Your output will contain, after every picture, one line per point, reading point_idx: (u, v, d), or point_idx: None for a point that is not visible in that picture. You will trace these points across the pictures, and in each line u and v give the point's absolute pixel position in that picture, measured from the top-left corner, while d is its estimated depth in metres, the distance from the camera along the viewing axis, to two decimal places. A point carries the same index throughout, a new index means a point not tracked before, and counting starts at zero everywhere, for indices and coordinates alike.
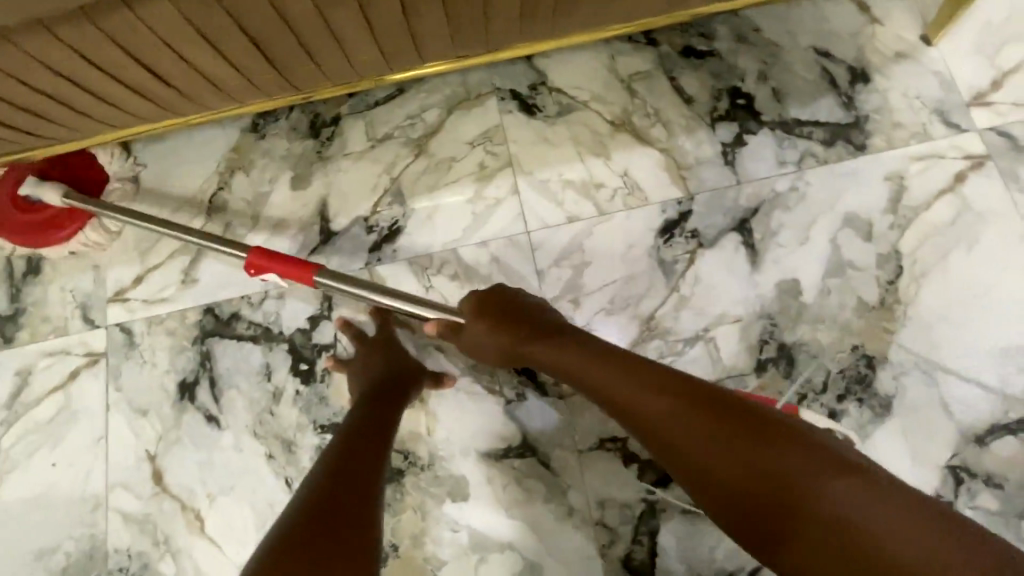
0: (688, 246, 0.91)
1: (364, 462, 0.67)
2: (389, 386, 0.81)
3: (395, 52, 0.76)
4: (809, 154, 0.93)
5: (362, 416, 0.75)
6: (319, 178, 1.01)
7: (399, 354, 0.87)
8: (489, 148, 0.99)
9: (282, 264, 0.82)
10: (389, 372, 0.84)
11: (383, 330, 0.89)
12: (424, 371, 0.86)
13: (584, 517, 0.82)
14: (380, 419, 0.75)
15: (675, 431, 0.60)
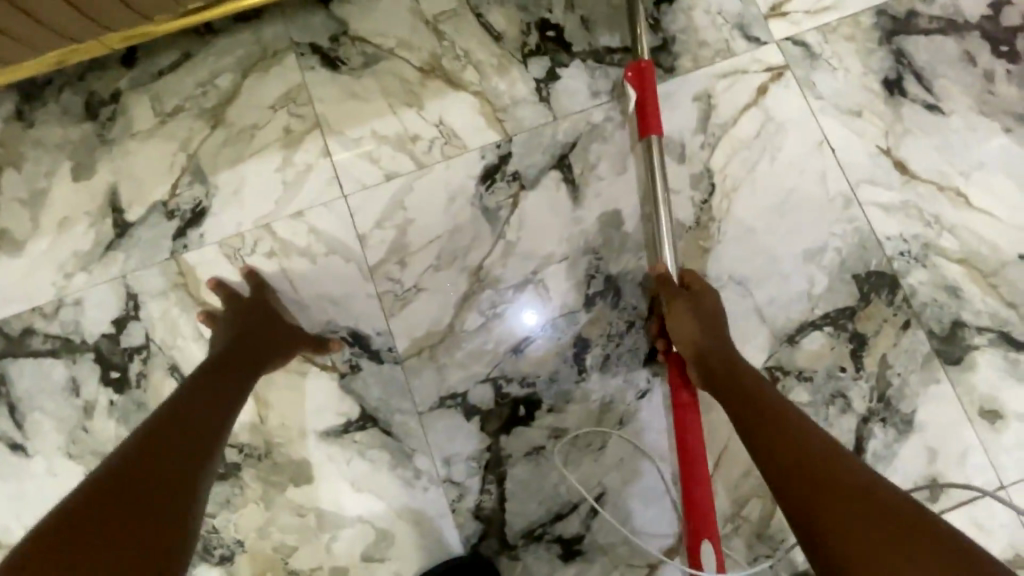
0: (511, 189, 0.89)
1: (185, 438, 0.61)
2: (248, 347, 0.75)
3: (103, 11, 0.69)
4: (620, 82, 0.92)
5: (201, 381, 0.68)
6: (105, 165, 0.90)
7: (274, 315, 0.81)
8: (293, 111, 0.91)
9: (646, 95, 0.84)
10: (255, 333, 0.77)
11: (257, 295, 0.83)
12: (303, 338, 0.81)
13: (431, 477, 0.81)
14: (221, 387, 0.68)
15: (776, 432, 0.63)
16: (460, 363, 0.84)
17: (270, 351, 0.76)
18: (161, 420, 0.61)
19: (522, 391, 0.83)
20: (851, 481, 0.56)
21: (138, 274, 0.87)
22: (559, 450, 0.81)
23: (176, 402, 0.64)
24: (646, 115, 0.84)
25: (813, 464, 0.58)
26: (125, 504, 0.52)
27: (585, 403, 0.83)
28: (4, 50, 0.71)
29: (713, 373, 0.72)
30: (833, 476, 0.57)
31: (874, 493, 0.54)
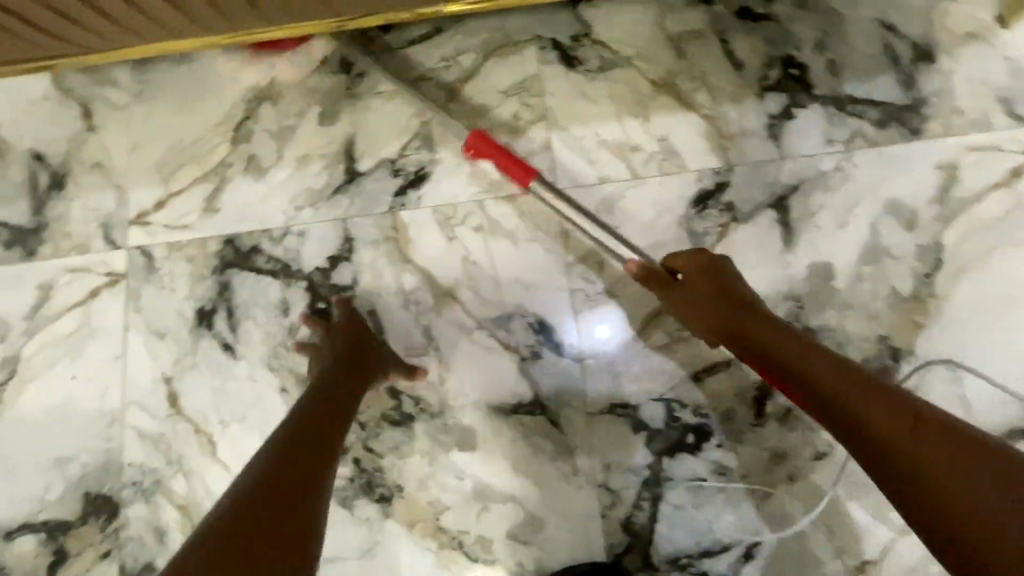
0: (722, 218, 0.88)
1: (309, 450, 0.66)
2: (354, 368, 0.81)
3: None
4: (859, 134, 0.89)
5: (310, 405, 0.73)
6: (347, 116, 0.98)
7: (358, 330, 0.86)
8: (525, 99, 0.96)
9: (504, 156, 0.87)
10: (352, 353, 0.82)
11: (346, 316, 0.88)
12: (391, 363, 0.85)
13: (588, 478, 0.83)
14: (331, 412, 0.73)
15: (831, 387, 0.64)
16: (638, 377, 0.85)
17: (364, 371, 0.81)
18: (282, 436, 0.67)
19: (694, 419, 0.83)
20: (848, 386, 0.63)
21: (358, 221, 0.95)
22: (722, 487, 0.81)
23: (294, 420, 0.70)
24: (511, 171, 0.87)
25: (811, 376, 0.66)
26: (257, 506, 0.57)
27: (757, 449, 0.81)
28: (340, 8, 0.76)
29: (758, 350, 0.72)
30: (883, 428, 0.59)
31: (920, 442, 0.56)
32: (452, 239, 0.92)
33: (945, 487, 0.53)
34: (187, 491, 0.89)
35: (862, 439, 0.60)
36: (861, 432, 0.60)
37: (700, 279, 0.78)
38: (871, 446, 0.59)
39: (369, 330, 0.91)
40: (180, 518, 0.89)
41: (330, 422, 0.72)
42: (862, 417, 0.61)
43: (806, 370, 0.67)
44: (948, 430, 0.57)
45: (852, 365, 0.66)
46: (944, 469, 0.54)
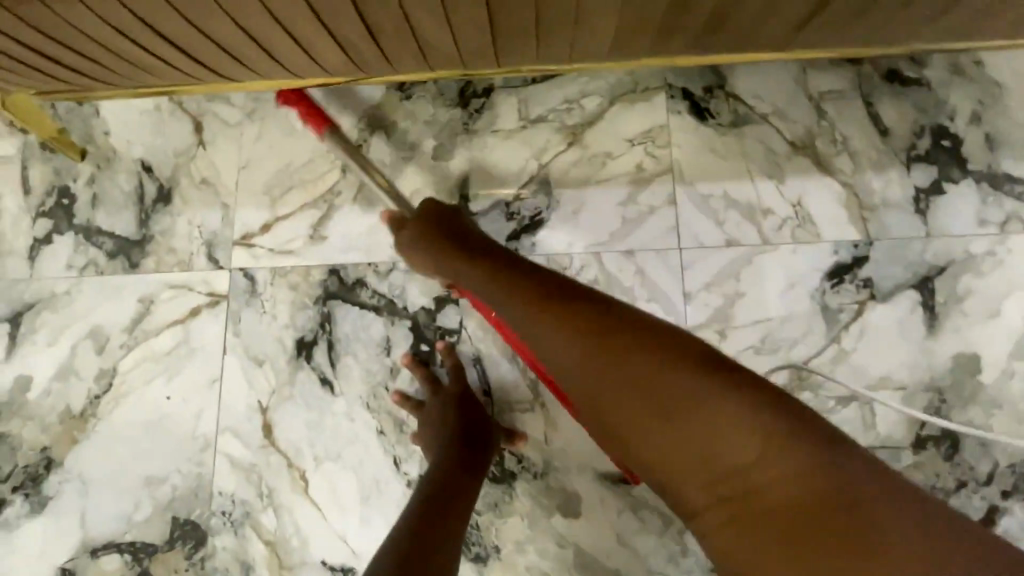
0: (859, 295, 0.83)
1: (436, 531, 0.65)
2: (460, 446, 0.78)
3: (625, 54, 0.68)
4: (1015, 217, 0.83)
5: (426, 499, 0.70)
6: (463, 152, 0.96)
7: (464, 399, 0.83)
8: (650, 150, 0.92)
9: (306, 106, 0.85)
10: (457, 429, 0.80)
11: (457, 380, 0.85)
12: (498, 428, 0.82)
13: (699, 561, 0.79)
14: (443, 503, 0.70)
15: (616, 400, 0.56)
16: None
17: (473, 447, 0.78)
18: (404, 536, 0.64)
19: None
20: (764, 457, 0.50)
21: None
22: None
23: (411, 518, 0.67)
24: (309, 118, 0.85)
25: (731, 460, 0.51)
26: None
27: None
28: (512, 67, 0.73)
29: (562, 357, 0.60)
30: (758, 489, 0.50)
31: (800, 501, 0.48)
32: None
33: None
34: (275, 527, 0.87)
35: (772, 528, 0.49)
36: (763, 524, 0.49)
37: (493, 281, 0.68)
38: (739, 531, 0.50)
39: (474, 378, 0.88)
40: (267, 553, 0.87)
41: (448, 512, 0.69)
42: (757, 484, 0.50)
43: (637, 433, 0.54)
44: (902, 514, 0.47)
45: (739, 415, 0.51)
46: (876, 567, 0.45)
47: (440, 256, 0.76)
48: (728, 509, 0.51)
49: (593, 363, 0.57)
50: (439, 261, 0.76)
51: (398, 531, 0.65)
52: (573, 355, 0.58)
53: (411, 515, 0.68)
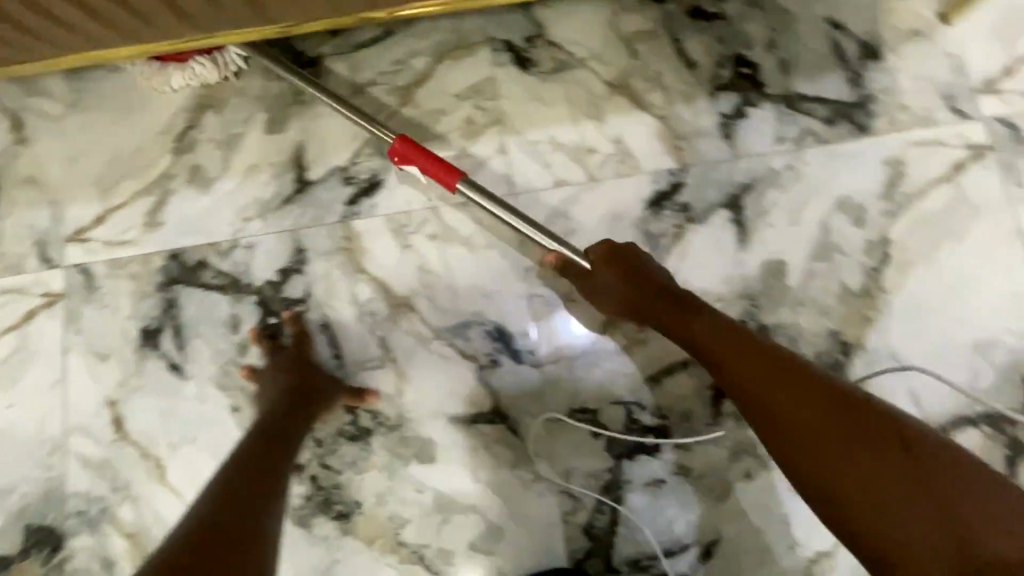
0: (676, 219, 0.88)
1: (259, 480, 0.68)
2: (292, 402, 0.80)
3: None
4: (809, 132, 0.90)
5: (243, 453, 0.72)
6: (296, 123, 0.95)
7: (303, 365, 0.85)
8: (478, 103, 0.94)
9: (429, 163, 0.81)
10: (293, 390, 0.82)
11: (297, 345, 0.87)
12: (342, 388, 0.84)
13: (549, 485, 0.83)
14: (269, 453, 0.73)
15: (801, 411, 0.65)
16: (597, 380, 0.85)
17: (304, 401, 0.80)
18: (225, 486, 0.66)
19: (653, 421, 0.83)
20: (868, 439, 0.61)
21: (308, 231, 0.92)
22: (681, 489, 0.82)
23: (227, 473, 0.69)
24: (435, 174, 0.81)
25: (824, 444, 0.62)
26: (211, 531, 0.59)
27: (714, 447, 0.82)
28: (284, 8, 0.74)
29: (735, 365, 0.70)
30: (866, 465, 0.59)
31: (901, 481, 0.58)
32: (406, 248, 0.90)
33: (939, 538, 0.55)
34: (135, 518, 0.86)
35: (871, 499, 0.58)
36: (862, 498, 0.58)
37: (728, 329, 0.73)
38: (857, 503, 0.58)
39: (324, 344, 0.88)
40: (129, 546, 0.85)
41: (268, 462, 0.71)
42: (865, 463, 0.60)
43: (791, 431, 0.64)
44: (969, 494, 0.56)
45: (835, 403, 0.64)
46: (929, 521, 0.55)
47: (592, 290, 0.80)
48: (847, 489, 0.59)
49: (730, 356, 0.71)
50: (601, 294, 0.80)
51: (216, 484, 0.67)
52: (754, 368, 0.69)
53: (232, 467, 0.70)
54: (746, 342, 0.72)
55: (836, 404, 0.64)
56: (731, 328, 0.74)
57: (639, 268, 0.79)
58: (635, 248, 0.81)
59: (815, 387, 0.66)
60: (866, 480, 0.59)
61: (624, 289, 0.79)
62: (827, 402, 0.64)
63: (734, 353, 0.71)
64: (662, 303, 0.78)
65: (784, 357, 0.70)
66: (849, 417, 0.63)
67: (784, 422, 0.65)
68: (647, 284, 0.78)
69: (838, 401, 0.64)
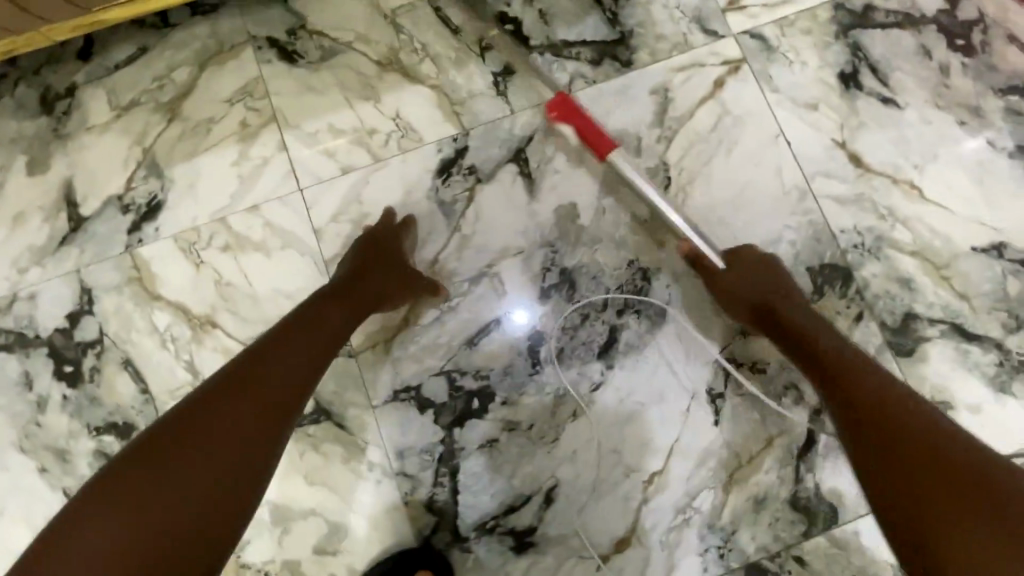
0: (467, 183, 0.89)
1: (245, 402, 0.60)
2: (338, 300, 0.74)
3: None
4: (578, 76, 0.92)
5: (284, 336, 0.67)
6: (60, 159, 0.90)
7: (379, 260, 0.81)
8: (249, 105, 0.91)
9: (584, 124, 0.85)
10: (353, 291, 0.76)
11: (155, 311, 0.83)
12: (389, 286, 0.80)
13: (384, 470, 0.81)
14: (272, 363, 0.64)
15: (870, 406, 0.64)
16: (414, 357, 0.84)
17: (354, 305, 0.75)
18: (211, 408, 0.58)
19: (476, 384, 0.83)
20: (943, 446, 0.57)
21: (92, 269, 0.87)
22: (513, 444, 0.82)
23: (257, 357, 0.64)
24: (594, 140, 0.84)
25: (889, 434, 0.60)
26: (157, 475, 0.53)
27: (539, 396, 0.83)
28: None
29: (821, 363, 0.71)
30: (931, 463, 0.56)
31: (965, 489, 0.53)
32: (200, 265, 0.87)
33: (979, 546, 0.49)
34: None
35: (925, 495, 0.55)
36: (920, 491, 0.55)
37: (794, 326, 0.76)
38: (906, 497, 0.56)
39: (127, 381, 0.84)
40: None
41: (302, 362, 0.66)
42: (931, 462, 0.56)
43: (858, 419, 0.64)
44: None
45: (922, 414, 0.61)
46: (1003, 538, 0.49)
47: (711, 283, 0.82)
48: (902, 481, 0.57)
49: (819, 354, 0.72)
50: (719, 289, 0.81)
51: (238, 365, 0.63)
52: (852, 370, 0.68)
53: (245, 359, 0.63)
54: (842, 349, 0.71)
55: (920, 415, 0.61)
56: (835, 337, 0.73)
57: (778, 278, 0.81)
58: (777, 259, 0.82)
59: (904, 398, 0.63)
60: (927, 476, 0.56)
61: (743, 284, 0.80)
62: (892, 393, 0.64)
63: (847, 355, 0.70)
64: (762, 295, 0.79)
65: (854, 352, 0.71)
66: (931, 428, 0.59)
67: (856, 411, 0.64)
68: (778, 291, 0.79)
69: (921, 408, 0.62)
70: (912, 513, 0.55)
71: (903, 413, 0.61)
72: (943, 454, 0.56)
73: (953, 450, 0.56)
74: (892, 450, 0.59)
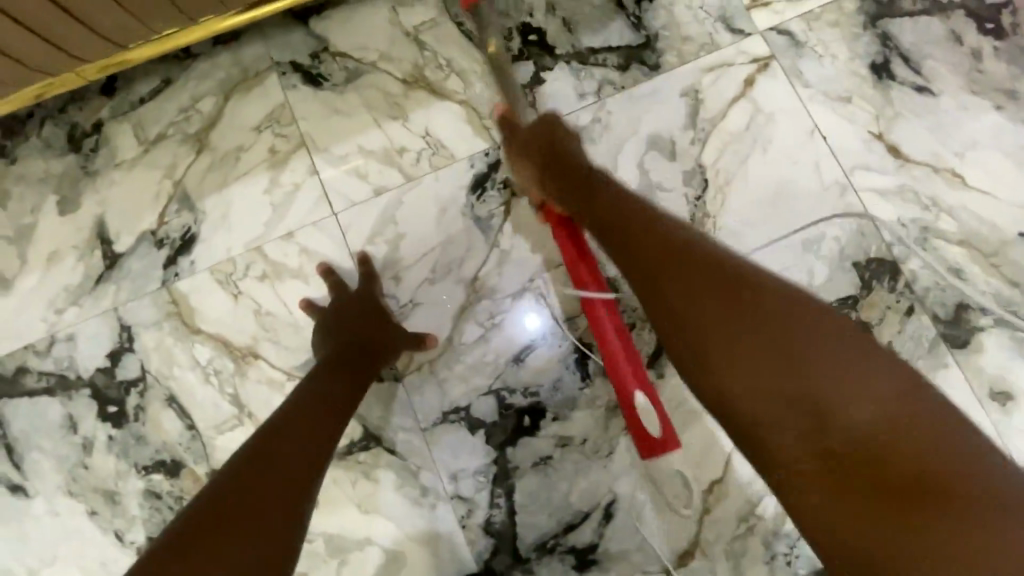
0: (502, 197, 0.88)
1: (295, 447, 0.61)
2: (354, 351, 0.76)
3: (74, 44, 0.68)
4: (606, 82, 0.91)
5: (313, 385, 0.70)
6: (90, 197, 0.89)
7: (373, 313, 0.80)
8: (278, 131, 0.90)
9: None
10: (359, 341, 0.77)
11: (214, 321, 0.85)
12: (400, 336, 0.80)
13: (439, 494, 0.80)
14: (316, 413, 0.66)
15: (701, 306, 0.56)
16: (461, 377, 0.83)
17: (362, 357, 0.75)
18: (259, 453, 0.59)
19: (526, 400, 0.82)
20: (786, 341, 0.51)
21: (130, 306, 0.86)
22: (568, 459, 0.81)
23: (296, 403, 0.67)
24: None
25: (734, 327, 0.54)
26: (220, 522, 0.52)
27: (590, 410, 0.82)
28: None
29: (638, 249, 0.64)
30: (761, 356, 0.52)
31: (790, 385, 0.50)
32: (238, 295, 0.86)
33: (803, 441, 0.48)
34: None
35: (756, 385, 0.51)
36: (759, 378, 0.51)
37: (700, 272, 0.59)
38: (738, 378, 0.52)
39: (173, 418, 0.83)
40: None
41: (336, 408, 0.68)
42: (767, 355, 0.51)
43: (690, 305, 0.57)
44: (869, 424, 0.46)
45: (782, 305, 0.54)
46: (818, 440, 0.48)
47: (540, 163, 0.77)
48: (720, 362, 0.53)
49: (626, 249, 0.65)
50: (542, 171, 0.76)
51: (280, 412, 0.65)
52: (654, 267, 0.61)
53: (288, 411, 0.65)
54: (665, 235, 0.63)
55: (768, 307, 0.54)
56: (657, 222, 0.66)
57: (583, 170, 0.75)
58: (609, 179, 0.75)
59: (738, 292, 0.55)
60: (762, 371, 0.51)
61: (541, 158, 0.77)
62: (742, 282, 0.56)
63: (661, 237, 0.64)
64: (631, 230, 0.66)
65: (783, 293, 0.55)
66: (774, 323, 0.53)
67: (671, 305, 0.58)
68: (585, 184, 0.73)
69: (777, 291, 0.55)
70: (737, 397, 0.52)
71: (755, 300, 0.54)
72: (784, 357, 0.51)
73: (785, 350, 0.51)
74: (719, 339, 0.54)
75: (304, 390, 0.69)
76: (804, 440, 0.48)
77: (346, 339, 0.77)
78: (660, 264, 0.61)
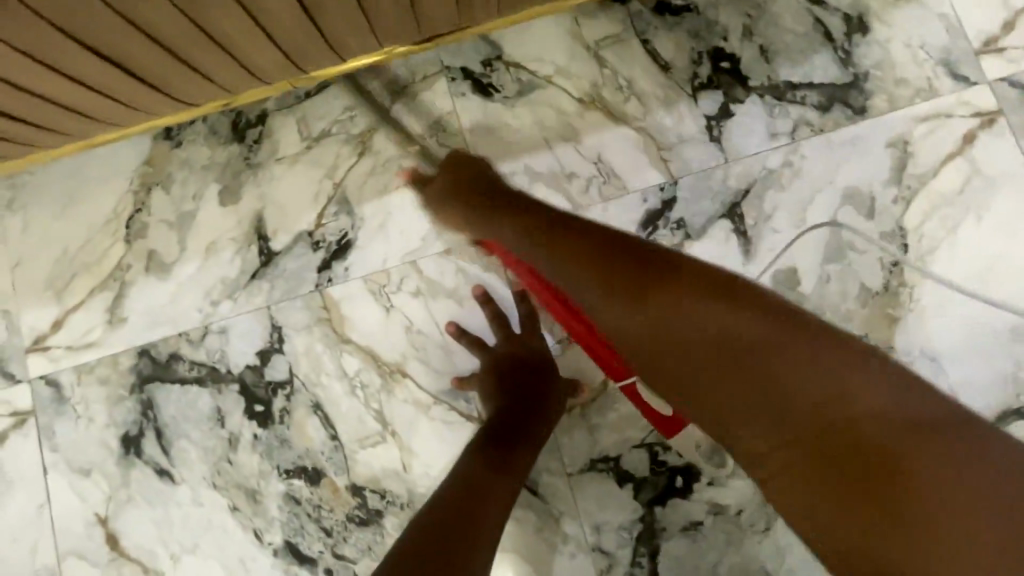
0: (674, 238, 0.82)
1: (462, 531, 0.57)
2: (528, 417, 0.72)
3: (304, 55, 0.67)
4: (802, 123, 0.83)
5: (487, 453, 0.68)
6: (251, 190, 0.88)
7: (542, 368, 0.77)
8: (443, 141, 0.86)
9: None
10: (525, 405, 0.73)
11: (363, 332, 0.83)
12: (562, 387, 0.77)
13: (579, 544, 0.77)
14: (481, 496, 0.62)
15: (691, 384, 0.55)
16: (614, 425, 0.79)
17: (533, 423, 0.72)
18: (422, 536, 0.56)
19: (681, 460, 0.77)
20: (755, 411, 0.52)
21: (282, 306, 0.85)
22: (720, 529, 0.76)
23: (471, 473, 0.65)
24: None
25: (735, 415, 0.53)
26: None
27: (750, 480, 0.76)
28: (200, 97, 0.70)
29: (596, 288, 0.59)
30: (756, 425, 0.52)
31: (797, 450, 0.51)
32: (390, 309, 0.84)
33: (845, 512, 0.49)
34: None
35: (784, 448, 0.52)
36: (776, 445, 0.52)
37: (578, 253, 0.62)
38: (757, 443, 0.53)
39: (317, 426, 0.82)
40: None
41: (497, 488, 0.64)
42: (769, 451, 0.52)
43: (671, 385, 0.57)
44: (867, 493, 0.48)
45: (748, 357, 0.52)
46: (867, 511, 0.48)
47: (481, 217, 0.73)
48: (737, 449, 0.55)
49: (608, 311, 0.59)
50: (488, 223, 0.72)
51: (453, 478, 0.65)
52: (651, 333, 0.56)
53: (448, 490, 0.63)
54: (602, 266, 0.60)
55: (741, 369, 0.52)
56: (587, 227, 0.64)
57: (470, 181, 0.75)
58: (478, 171, 0.76)
59: (696, 342, 0.54)
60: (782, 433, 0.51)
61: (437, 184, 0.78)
62: (716, 338, 0.53)
63: (610, 271, 0.59)
64: (548, 243, 0.64)
65: (742, 351, 0.52)
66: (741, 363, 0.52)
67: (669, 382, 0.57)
68: (494, 201, 0.72)
69: (722, 329, 0.53)
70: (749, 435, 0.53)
71: (725, 366, 0.53)
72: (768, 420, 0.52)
73: (766, 433, 0.52)
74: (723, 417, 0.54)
75: (474, 456, 0.67)
76: (849, 502, 0.49)
77: (511, 399, 0.74)
78: (644, 307, 0.57)
